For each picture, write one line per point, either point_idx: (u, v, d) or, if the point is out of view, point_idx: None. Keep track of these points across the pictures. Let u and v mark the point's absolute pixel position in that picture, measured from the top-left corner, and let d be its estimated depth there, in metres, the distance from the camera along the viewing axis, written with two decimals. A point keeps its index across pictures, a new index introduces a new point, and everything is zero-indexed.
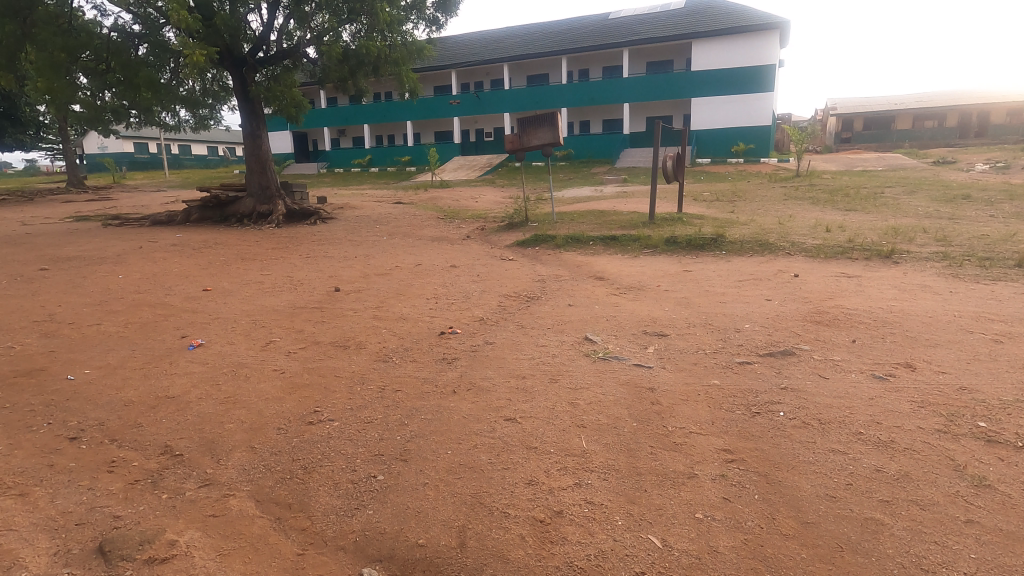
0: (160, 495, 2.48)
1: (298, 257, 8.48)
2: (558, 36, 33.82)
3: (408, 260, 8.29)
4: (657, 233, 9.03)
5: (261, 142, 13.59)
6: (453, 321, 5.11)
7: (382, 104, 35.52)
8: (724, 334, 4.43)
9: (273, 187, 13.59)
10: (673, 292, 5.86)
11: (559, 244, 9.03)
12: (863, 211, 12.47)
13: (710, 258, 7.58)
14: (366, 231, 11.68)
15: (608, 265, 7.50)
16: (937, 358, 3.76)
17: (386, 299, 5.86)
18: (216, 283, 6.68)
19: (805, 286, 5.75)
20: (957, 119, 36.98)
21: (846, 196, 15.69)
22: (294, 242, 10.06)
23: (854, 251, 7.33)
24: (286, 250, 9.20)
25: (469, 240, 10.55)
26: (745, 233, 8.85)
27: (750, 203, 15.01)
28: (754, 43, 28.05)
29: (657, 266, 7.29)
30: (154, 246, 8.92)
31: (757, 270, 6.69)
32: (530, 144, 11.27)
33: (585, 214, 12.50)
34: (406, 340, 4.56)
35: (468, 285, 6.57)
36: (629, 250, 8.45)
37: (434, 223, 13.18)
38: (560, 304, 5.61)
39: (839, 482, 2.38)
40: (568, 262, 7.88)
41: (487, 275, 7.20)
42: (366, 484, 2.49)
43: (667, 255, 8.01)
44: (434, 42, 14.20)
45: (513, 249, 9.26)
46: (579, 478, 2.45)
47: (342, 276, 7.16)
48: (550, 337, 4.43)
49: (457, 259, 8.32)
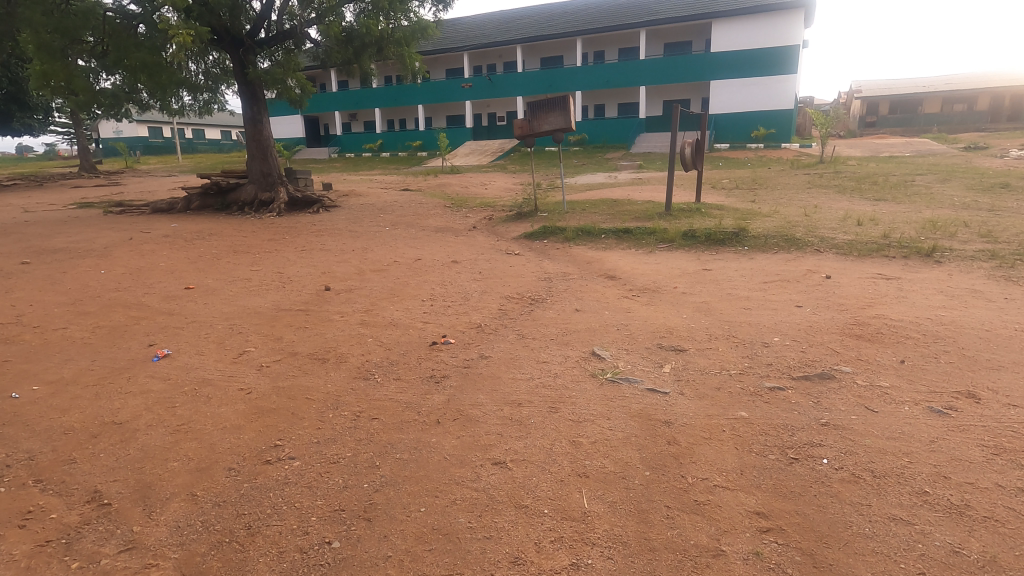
0: (70, 566, 2.07)
1: (293, 250, 8.04)
2: (572, 17, 32.85)
3: (408, 254, 7.82)
4: (674, 226, 8.45)
5: (262, 127, 13.10)
6: (448, 328, 4.63)
7: (393, 88, 34.93)
8: (751, 350, 3.90)
9: (275, 174, 13.14)
10: (692, 295, 5.32)
11: (569, 238, 8.49)
12: (892, 201, 11.75)
13: (730, 255, 7.01)
14: (368, 221, 11.23)
15: (620, 262, 6.97)
16: (1005, 386, 3.21)
17: (379, 300, 5.41)
18: (201, 280, 6.27)
19: (839, 291, 5.19)
20: (989, 102, 35.46)
21: (873, 184, 14.91)
22: (293, 233, 9.65)
23: (890, 248, 6.71)
24: (282, 241, 8.79)
25: (475, 232, 10.06)
26: (769, 226, 8.24)
27: (772, 192, 14.27)
28: (778, 22, 26.88)
29: (674, 264, 6.74)
30: (145, 237, 8.56)
31: (784, 269, 6.13)
32: (540, 130, 10.68)
33: (598, 203, 11.92)
34: (391, 352, 4.09)
35: (469, 284, 6.08)
36: (644, 244, 7.89)
37: (440, 212, 12.68)
38: (567, 308, 5.11)
39: (908, 572, 1.89)
40: (578, 257, 7.36)
41: (489, 272, 6.71)
42: (316, 557, 2.05)
43: (684, 251, 7.44)
44: (441, 22, 13.52)
45: (520, 242, 8.77)
46: (577, 555, 2.00)
47: (336, 273, 6.72)
48: (552, 351, 3.96)
49: (460, 254, 7.84)
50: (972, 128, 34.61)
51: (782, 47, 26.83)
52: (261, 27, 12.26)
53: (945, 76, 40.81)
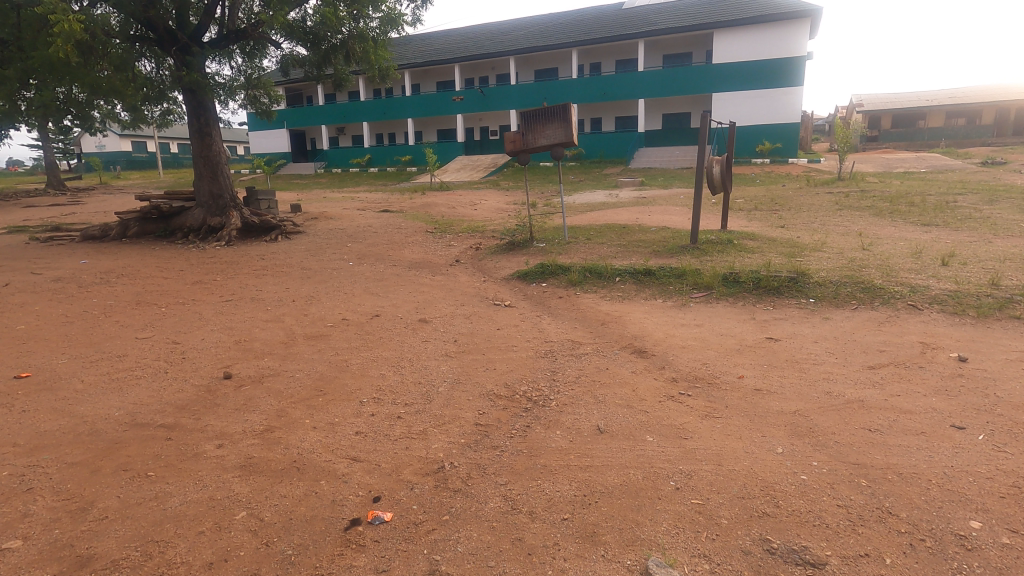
0: None
1: (214, 302, 6.16)
2: (567, 27, 31.43)
3: (365, 307, 5.95)
4: (708, 265, 6.66)
5: (212, 140, 11.23)
6: (385, 481, 2.74)
7: (382, 101, 33.33)
8: (948, 566, 2.04)
9: (227, 196, 11.30)
10: (773, 398, 3.46)
11: (574, 280, 6.67)
12: (945, 227, 10.20)
13: (794, 314, 5.21)
14: (330, 254, 9.39)
15: (648, 323, 5.12)
16: None
17: (292, 407, 3.50)
18: (50, 359, 4.35)
19: (1002, 393, 3.38)
20: (994, 116, 34.42)
21: (910, 205, 13.35)
22: (230, 272, 7.77)
23: (1016, 305, 4.94)
24: (210, 287, 6.90)
25: (459, 269, 8.27)
26: (829, 266, 6.48)
27: (798, 214, 12.65)
28: (784, 31, 25.48)
29: (723, 329, 4.89)
30: (27, 282, 6.62)
31: (886, 342, 4.35)
32: (536, 145, 8.89)
33: (606, 229, 10.18)
34: (267, 558, 2.21)
35: (437, 368, 4.19)
36: (673, 292, 6.09)
37: (419, 239, 10.92)
38: (583, 424, 3.23)
39: None
40: (588, 313, 5.55)
41: (469, 340, 4.86)
42: None
43: (729, 304, 5.62)
44: (420, 20, 11.81)
45: (512, 285, 6.96)
46: None
47: (254, 342, 4.83)
48: (567, 567, 2.09)
49: (432, 306, 5.98)
50: (978, 142, 33.48)
51: (788, 58, 25.44)
52: (207, 25, 10.39)
53: (948, 91, 39.87)
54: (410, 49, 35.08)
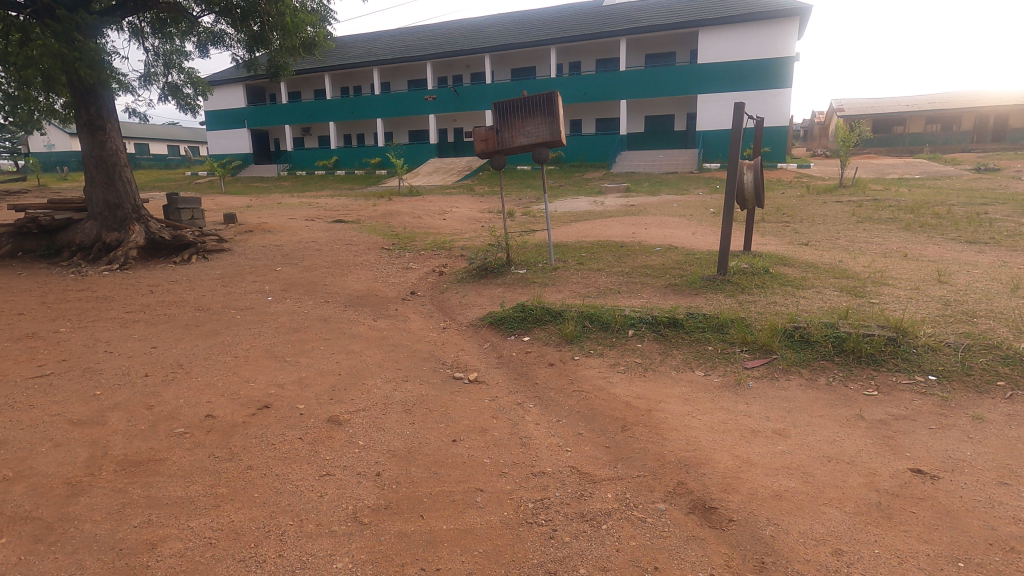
0: None
1: (19, 379, 3.99)
2: (544, 23, 29.61)
3: (252, 389, 3.84)
4: (755, 313, 4.74)
5: (107, 135, 8.94)
6: None
7: (349, 99, 30.94)
8: None
9: (127, 206, 9.01)
10: None
11: (569, 333, 4.69)
12: (998, 247, 8.49)
13: (923, 409, 3.31)
14: (247, 283, 7.22)
15: (698, 429, 3.15)
16: None
17: None
18: None
19: None
20: (973, 122, 33.68)
21: (936, 217, 11.72)
22: (89, 317, 5.57)
23: None
24: (35, 347, 4.68)
25: (412, 307, 6.23)
26: (921, 315, 4.61)
27: (816, 228, 10.93)
28: (772, 30, 23.99)
29: (827, 445, 2.95)
30: None
31: None
32: (514, 144, 6.87)
33: (600, 248, 8.24)
34: None
35: (326, 568, 2.16)
36: (716, 357, 4.14)
37: (370, 260, 8.82)
38: None
39: None
40: (598, 401, 3.57)
41: (400, 473, 2.82)
42: None
43: (809, 384, 3.70)
44: None
45: (483, 339, 4.94)
46: None
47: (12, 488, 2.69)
48: None
49: (360, 385, 3.93)
50: (958, 148, 32.70)
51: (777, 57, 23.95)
52: None
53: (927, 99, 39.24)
54: (378, 44, 32.81)
